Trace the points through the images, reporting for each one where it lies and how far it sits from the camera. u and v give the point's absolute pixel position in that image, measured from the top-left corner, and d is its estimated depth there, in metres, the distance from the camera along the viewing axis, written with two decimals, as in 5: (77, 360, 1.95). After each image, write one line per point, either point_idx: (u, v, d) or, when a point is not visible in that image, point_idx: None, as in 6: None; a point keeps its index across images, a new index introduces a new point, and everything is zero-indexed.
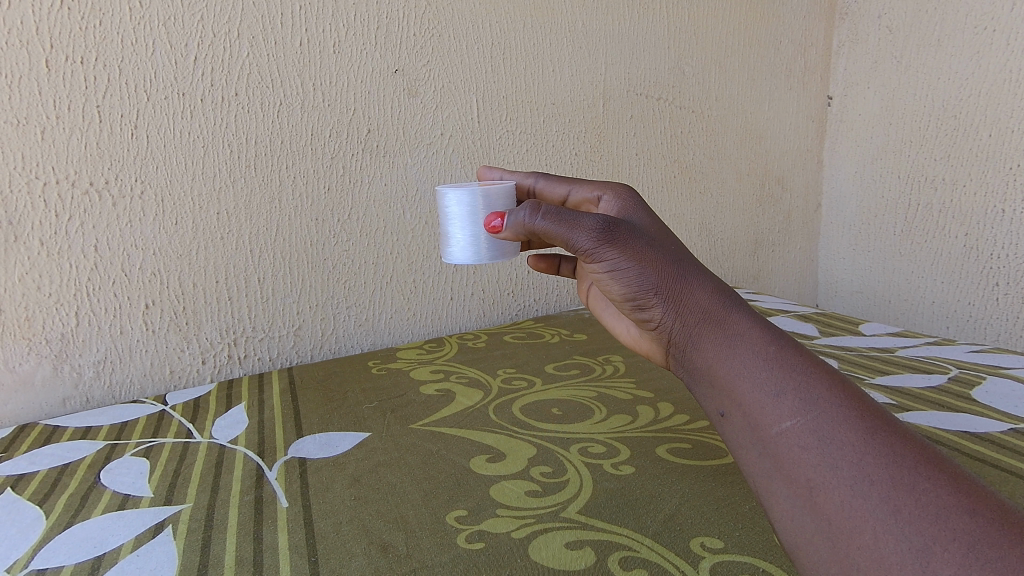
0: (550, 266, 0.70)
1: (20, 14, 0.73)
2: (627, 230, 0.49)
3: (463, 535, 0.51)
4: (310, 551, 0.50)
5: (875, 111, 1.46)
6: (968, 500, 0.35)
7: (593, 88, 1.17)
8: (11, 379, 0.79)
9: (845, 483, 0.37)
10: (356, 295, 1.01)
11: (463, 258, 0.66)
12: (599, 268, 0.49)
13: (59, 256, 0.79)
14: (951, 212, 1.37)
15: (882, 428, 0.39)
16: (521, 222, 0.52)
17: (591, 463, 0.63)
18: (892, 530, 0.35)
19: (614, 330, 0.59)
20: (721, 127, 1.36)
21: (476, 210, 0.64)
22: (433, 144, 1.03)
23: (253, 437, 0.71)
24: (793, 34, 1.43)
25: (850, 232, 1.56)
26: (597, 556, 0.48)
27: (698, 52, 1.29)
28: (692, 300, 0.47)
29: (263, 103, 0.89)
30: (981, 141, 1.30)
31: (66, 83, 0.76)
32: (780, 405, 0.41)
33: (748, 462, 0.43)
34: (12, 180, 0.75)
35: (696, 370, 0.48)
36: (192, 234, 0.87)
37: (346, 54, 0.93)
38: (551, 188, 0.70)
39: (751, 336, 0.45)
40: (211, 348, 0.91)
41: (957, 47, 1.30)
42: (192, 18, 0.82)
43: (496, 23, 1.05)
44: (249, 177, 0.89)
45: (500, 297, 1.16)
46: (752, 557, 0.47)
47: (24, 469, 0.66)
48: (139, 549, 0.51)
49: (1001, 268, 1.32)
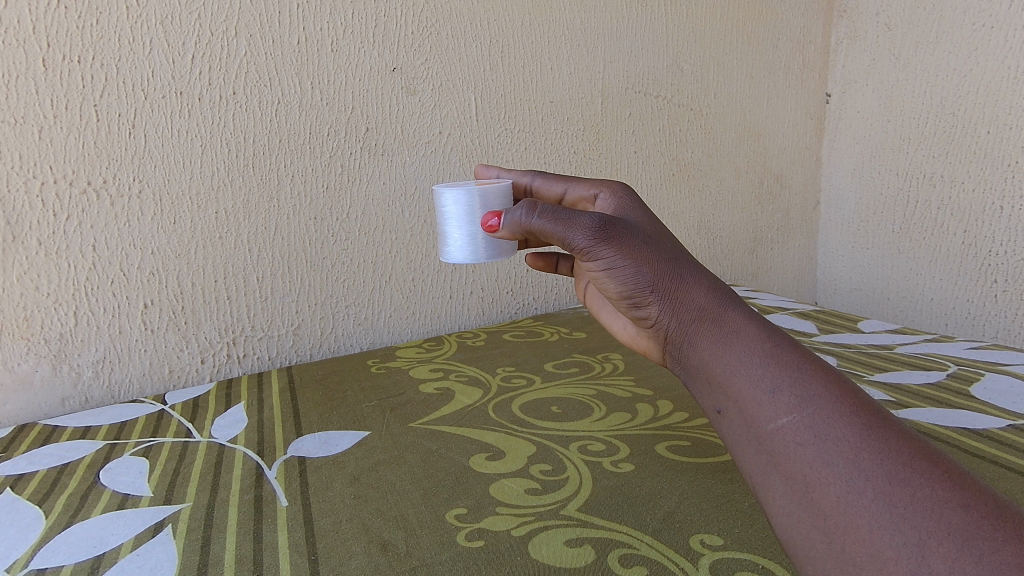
0: (548, 265, 0.70)
1: (17, 12, 0.73)
2: (624, 228, 0.49)
3: (462, 534, 0.51)
4: (310, 549, 0.50)
5: (873, 109, 1.46)
6: (963, 495, 0.35)
7: (592, 85, 1.17)
8: (10, 379, 0.79)
9: (840, 479, 0.37)
10: (355, 294, 1.01)
11: (461, 258, 0.66)
12: (596, 266, 0.49)
13: (57, 256, 0.79)
14: (949, 209, 1.37)
15: (877, 425, 0.39)
16: (518, 221, 0.52)
17: (591, 461, 0.63)
18: (887, 526, 0.35)
19: (611, 328, 0.59)
20: (720, 125, 1.36)
21: (473, 209, 0.64)
22: (432, 142, 1.03)
23: (253, 436, 0.71)
24: (791, 31, 1.43)
25: (848, 230, 1.56)
26: (596, 554, 0.48)
27: (697, 50, 1.29)
28: (688, 298, 0.47)
29: (262, 102, 0.89)
30: (979, 138, 1.30)
31: (63, 82, 0.76)
32: (776, 402, 0.41)
33: (745, 460, 0.43)
34: (10, 180, 0.75)
35: (692, 368, 0.48)
36: (191, 233, 0.87)
37: (344, 53, 0.93)
38: (548, 187, 0.70)
39: (747, 333, 0.45)
40: (210, 348, 0.91)
41: (956, 44, 1.30)
42: (190, 17, 0.82)
43: (494, 21, 1.05)
44: (248, 176, 0.89)
45: (499, 295, 1.16)
46: (752, 554, 0.47)
47: (24, 469, 0.66)
48: (139, 548, 0.51)
49: (1000, 265, 1.32)
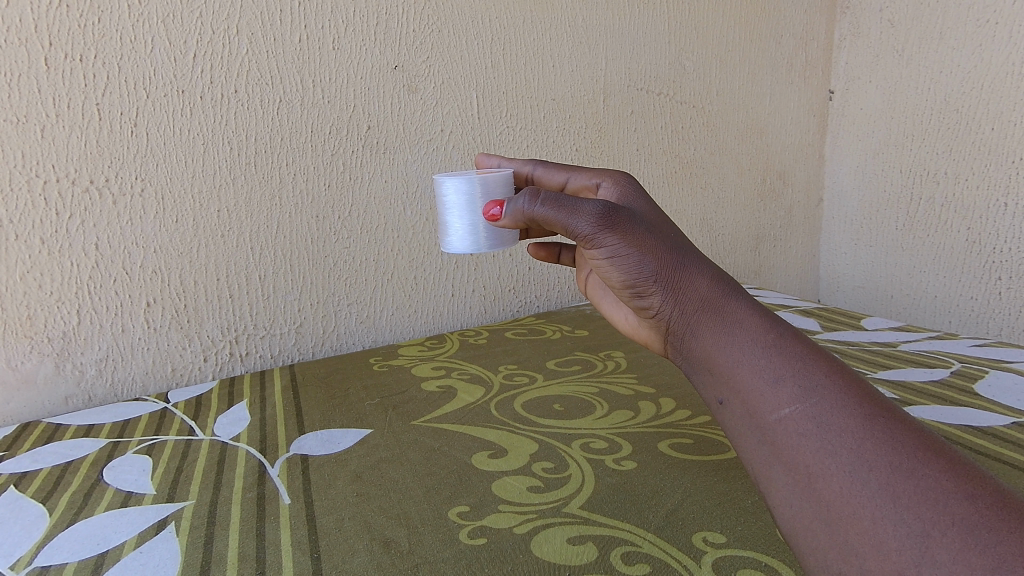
0: (550, 255, 0.70)
1: (19, 11, 0.73)
2: (628, 216, 0.49)
3: (465, 531, 0.51)
4: (312, 547, 0.50)
5: (876, 106, 1.46)
6: (966, 485, 0.35)
7: (593, 83, 1.17)
8: (13, 377, 0.79)
9: (843, 469, 0.37)
10: (357, 292, 1.01)
11: (462, 248, 0.66)
12: (599, 254, 0.49)
13: (59, 255, 0.79)
14: (953, 206, 1.37)
15: (880, 415, 0.38)
16: (522, 210, 0.52)
17: (593, 458, 0.63)
18: (890, 516, 0.35)
19: (612, 318, 0.59)
20: (722, 121, 1.36)
21: (475, 198, 0.63)
22: (434, 141, 1.03)
23: (255, 434, 0.71)
24: (794, 27, 1.42)
25: (851, 228, 1.56)
26: (599, 551, 0.48)
27: (698, 47, 1.29)
28: (691, 288, 0.47)
29: (263, 100, 0.88)
30: (984, 135, 1.30)
31: (65, 80, 0.76)
32: (779, 393, 0.41)
33: (747, 450, 0.42)
34: (12, 179, 0.75)
35: (694, 358, 0.47)
36: (192, 231, 0.87)
37: (346, 50, 0.93)
38: (550, 176, 0.70)
39: (749, 324, 0.45)
40: (213, 346, 0.92)
41: (960, 39, 1.30)
42: (191, 15, 0.82)
43: (496, 19, 1.05)
44: (249, 174, 0.89)
45: (501, 293, 1.16)
46: (755, 552, 0.47)
47: (28, 466, 0.66)
48: (143, 545, 0.51)
49: (1004, 262, 1.31)
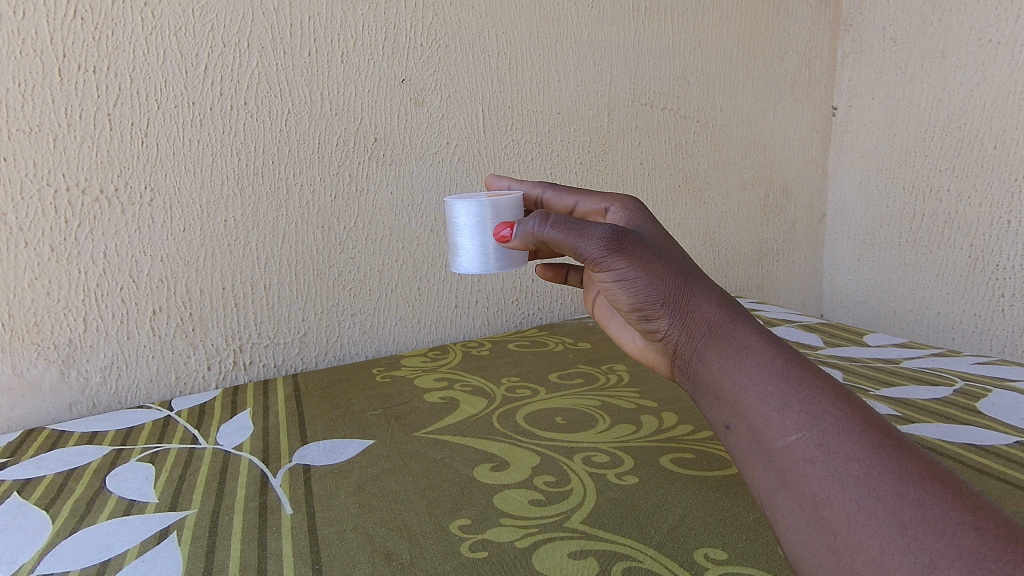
0: (558, 276, 0.70)
1: (34, 23, 0.74)
2: (637, 240, 0.49)
3: (467, 544, 0.51)
4: (314, 558, 0.50)
5: (879, 123, 1.47)
6: (973, 517, 0.35)
7: (598, 97, 1.18)
8: (19, 384, 0.80)
9: (850, 497, 0.37)
10: (362, 303, 1.02)
11: (472, 269, 0.66)
12: (607, 277, 0.49)
13: (68, 263, 0.80)
14: (956, 223, 1.37)
15: (886, 444, 0.39)
16: (531, 231, 0.52)
17: (595, 472, 0.63)
18: (897, 546, 0.35)
19: (620, 340, 0.59)
20: (726, 136, 1.36)
21: (484, 220, 0.64)
22: (439, 153, 1.04)
23: (258, 443, 0.71)
24: (797, 45, 1.43)
25: (854, 243, 1.56)
26: (600, 566, 0.48)
27: (702, 63, 1.30)
28: (698, 313, 0.47)
29: (272, 111, 0.89)
30: (986, 153, 1.30)
31: (77, 91, 0.77)
32: (785, 419, 0.41)
33: (753, 475, 0.43)
34: (24, 187, 0.76)
35: (701, 383, 0.47)
36: (199, 240, 0.87)
37: (354, 64, 0.94)
38: (558, 200, 0.71)
39: (756, 349, 0.45)
40: (217, 355, 0.92)
41: (962, 58, 1.31)
42: (203, 28, 0.83)
43: (502, 34, 1.06)
44: (257, 184, 0.90)
45: (504, 305, 1.16)
46: (757, 569, 0.47)
47: (32, 473, 0.66)
48: (144, 554, 0.51)
49: (1008, 279, 1.31)
